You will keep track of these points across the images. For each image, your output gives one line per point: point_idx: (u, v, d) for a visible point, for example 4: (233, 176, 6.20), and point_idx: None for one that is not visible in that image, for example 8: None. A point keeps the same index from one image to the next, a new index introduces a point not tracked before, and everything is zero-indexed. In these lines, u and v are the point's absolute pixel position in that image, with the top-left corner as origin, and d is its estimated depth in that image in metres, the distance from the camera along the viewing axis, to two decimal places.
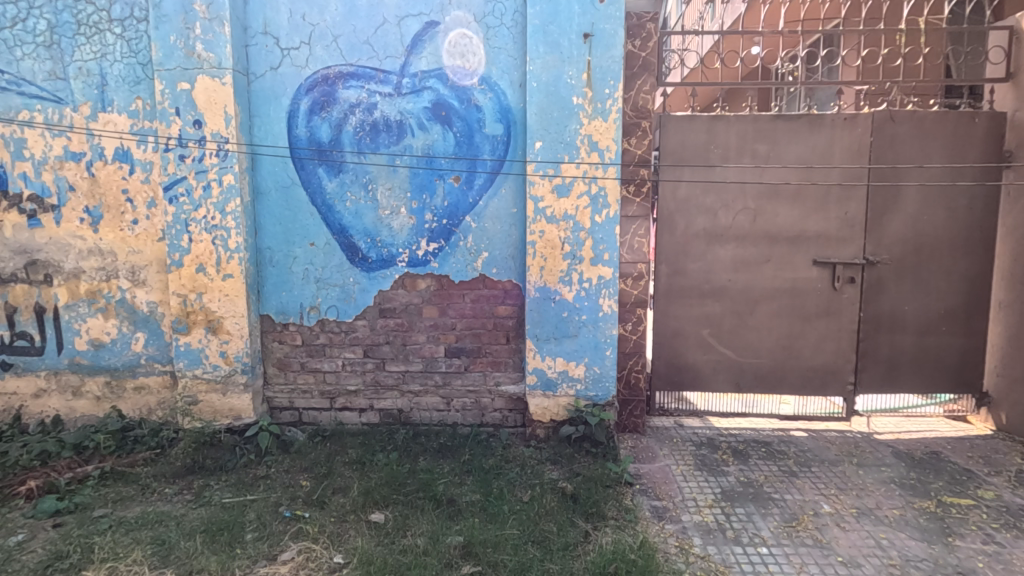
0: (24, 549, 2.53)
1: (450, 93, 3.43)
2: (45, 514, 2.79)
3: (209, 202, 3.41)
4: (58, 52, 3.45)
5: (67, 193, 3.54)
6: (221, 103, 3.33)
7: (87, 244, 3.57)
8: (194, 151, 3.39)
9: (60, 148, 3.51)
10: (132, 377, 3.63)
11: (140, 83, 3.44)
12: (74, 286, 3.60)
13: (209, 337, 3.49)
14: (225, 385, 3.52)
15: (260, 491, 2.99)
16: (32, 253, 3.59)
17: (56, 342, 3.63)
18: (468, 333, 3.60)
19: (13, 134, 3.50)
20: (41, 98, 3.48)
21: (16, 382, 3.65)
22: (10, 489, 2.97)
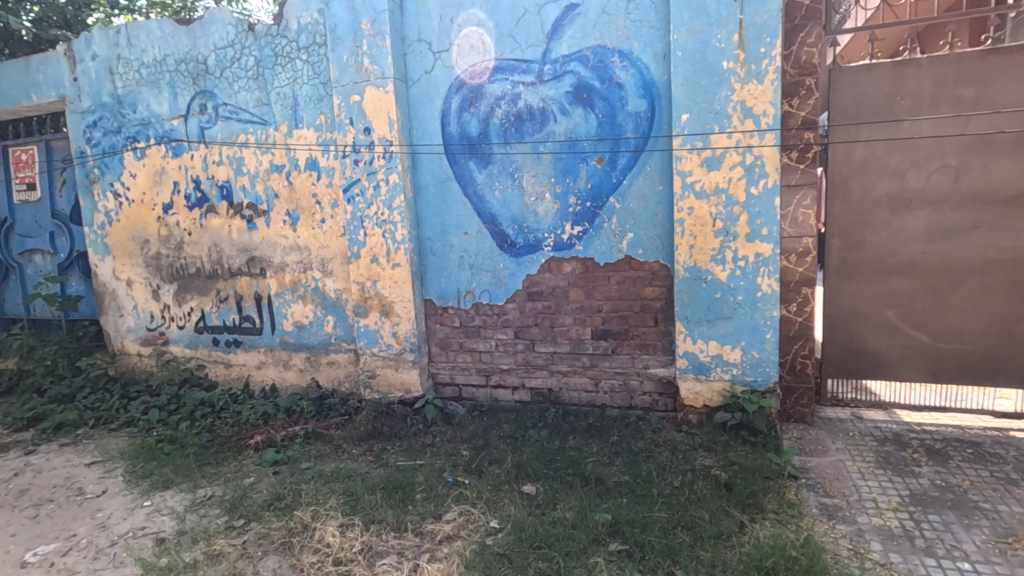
0: (254, 489, 3.12)
1: (591, 74, 3.41)
2: (267, 463, 3.42)
3: (379, 199, 3.84)
4: (263, 82, 4.14)
5: (273, 200, 4.25)
6: (385, 110, 3.72)
7: (289, 243, 4.26)
8: (365, 156, 3.84)
9: (267, 163, 4.22)
10: (325, 353, 4.26)
11: (322, 100, 3.98)
12: (281, 277, 4.32)
13: (383, 319, 3.95)
14: (397, 362, 3.96)
15: (427, 457, 3.34)
16: (251, 251, 4.38)
17: (271, 324, 4.40)
18: (614, 315, 3.58)
19: (235, 154, 4.30)
20: (253, 123, 4.22)
21: (245, 356, 4.51)
22: (244, 441, 3.70)
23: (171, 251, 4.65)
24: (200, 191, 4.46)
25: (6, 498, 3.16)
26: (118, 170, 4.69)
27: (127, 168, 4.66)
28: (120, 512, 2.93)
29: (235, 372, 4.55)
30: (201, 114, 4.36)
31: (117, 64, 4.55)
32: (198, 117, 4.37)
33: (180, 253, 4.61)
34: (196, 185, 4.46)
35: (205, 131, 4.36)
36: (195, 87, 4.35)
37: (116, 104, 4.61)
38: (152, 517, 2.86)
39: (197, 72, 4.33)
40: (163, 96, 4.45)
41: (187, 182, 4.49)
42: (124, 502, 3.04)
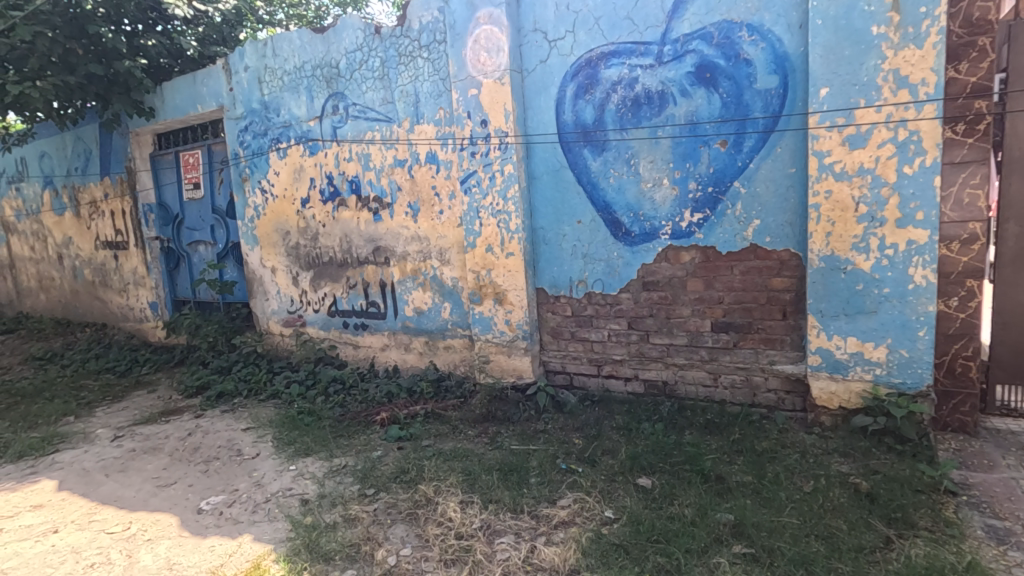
0: (382, 461, 3.37)
1: (715, 51, 3.22)
2: (392, 439, 3.67)
3: (494, 190, 3.93)
4: (388, 81, 4.40)
5: (397, 192, 4.51)
6: (502, 102, 3.80)
7: (411, 233, 4.51)
8: (482, 147, 3.95)
9: (391, 158, 4.48)
10: (442, 338, 4.48)
11: (442, 95, 4.14)
12: (403, 265, 4.59)
13: (497, 307, 4.06)
14: (510, 349, 4.06)
15: (540, 443, 3.40)
16: (376, 241, 4.70)
17: (393, 309, 4.70)
18: (737, 307, 3.38)
19: (363, 151, 4.62)
20: (379, 121, 4.50)
21: (370, 339, 4.86)
22: (371, 417, 4.00)
23: (308, 241, 5.12)
24: (333, 186, 4.85)
25: (183, 454, 3.69)
26: (265, 169, 5.24)
27: (272, 167, 5.19)
28: (272, 473, 3.31)
29: (361, 353, 4.93)
30: (333, 115, 4.73)
31: (265, 74, 5.07)
32: (332, 117, 4.75)
33: (316, 243, 5.06)
34: (329, 180, 4.87)
35: (337, 131, 4.73)
36: (329, 90, 4.73)
37: (263, 110, 5.14)
38: (298, 480, 3.19)
39: (330, 76, 4.70)
40: (302, 100, 4.89)
41: (322, 178, 4.91)
42: (275, 465, 3.42)
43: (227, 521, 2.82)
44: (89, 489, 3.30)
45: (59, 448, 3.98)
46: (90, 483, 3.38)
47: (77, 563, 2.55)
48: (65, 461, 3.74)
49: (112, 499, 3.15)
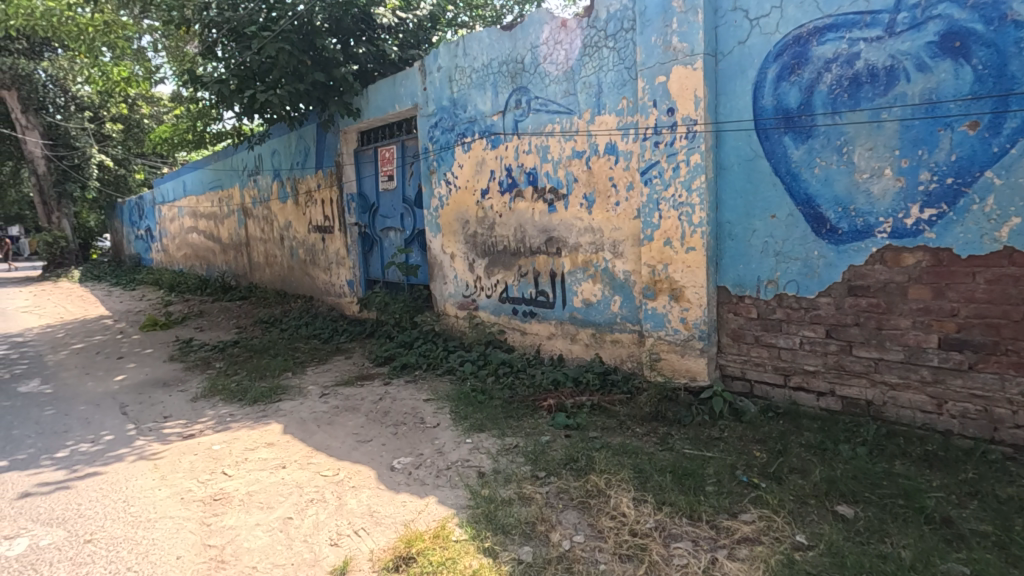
0: (550, 446, 3.44)
1: (970, 15, 2.72)
2: (559, 426, 3.72)
3: (677, 181, 3.76)
4: (571, 73, 4.44)
5: (573, 184, 4.55)
6: (692, 89, 3.61)
7: (584, 224, 4.51)
8: (666, 137, 3.80)
9: (570, 150, 4.53)
10: (610, 332, 4.43)
11: (626, 84, 4.07)
12: (575, 256, 4.62)
13: (672, 303, 3.89)
14: (684, 348, 3.86)
15: (716, 451, 3.20)
16: (550, 231, 4.79)
17: (562, 299, 4.77)
18: (977, 322, 2.82)
19: (542, 143, 4.73)
20: (559, 113, 4.57)
21: (538, 326, 5.00)
22: (538, 402, 4.11)
23: (485, 230, 5.40)
24: (511, 177, 5.05)
25: (376, 415, 4.15)
26: (450, 162, 5.64)
27: (456, 160, 5.56)
28: (451, 443, 3.57)
29: (528, 340, 5.09)
30: (516, 109, 4.92)
31: (455, 73, 5.45)
32: (514, 112, 4.94)
33: (492, 232, 5.32)
34: (508, 172, 5.08)
35: (519, 124, 4.91)
36: (513, 85, 4.92)
37: (452, 107, 5.53)
38: (474, 453, 3.40)
39: (515, 71, 4.89)
40: (487, 96, 5.17)
41: (501, 170, 5.14)
42: (453, 436, 3.68)
43: (415, 481, 3.12)
44: (306, 436, 3.87)
45: (282, 397, 4.73)
46: (306, 431, 3.97)
47: (301, 496, 3.01)
48: (287, 409, 4.44)
49: (324, 447, 3.66)
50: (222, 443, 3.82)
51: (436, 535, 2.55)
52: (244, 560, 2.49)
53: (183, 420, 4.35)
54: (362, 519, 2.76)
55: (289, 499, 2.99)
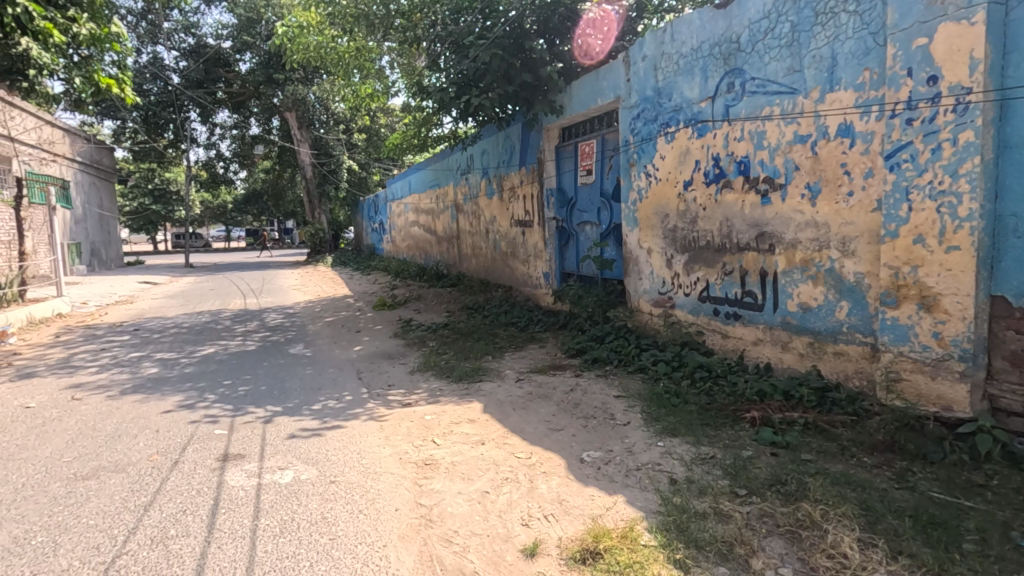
0: (753, 463, 3.12)
1: None
2: (765, 441, 3.35)
3: (938, 164, 3.09)
4: (797, 48, 3.98)
5: (793, 172, 4.04)
6: (967, 49, 2.95)
7: (806, 218, 3.98)
8: (924, 112, 3.15)
9: (791, 134, 4.03)
10: (833, 342, 3.84)
11: (869, 53, 3.49)
12: (791, 254, 4.11)
13: (922, 314, 3.22)
14: (936, 370, 3.17)
15: (979, 502, 2.57)
16: (762, 226, 4.33)
17: (774, 302, 4.28)
18: None
19: (757, 129, 4.30)
20: (781, 93, 4.11)
21: (742, 330, 4.57)
22: (739, 413, 3.77)
23: (686, 224, 5.11)
24: (719, 168, 4.68)
25: (567, 406, 4.24)
26: (651, 154, 5.46)
27: (658, 151, 5.35)
28: (642, 444, 3.47)
29: (730, 344, 4.69)
30: (728, 93, 4.54)
31: (661, 61, 5.25)
32: (725, 96, 4.57)
33: (694, 227, 5.01)
34: (715, 162, 4.72)
35: (730, 109, 4.53)
36: (726, 67, 4.56)
37: (656, 96, 5.34)
38: (666, 458, 3.26)
39: (730, 52, 4.52)
40: (696, 81, 4.87)
41: (708, 160, 4.80)
42: (644, 436, 3.58)
43: (604, 477, 3.11)
44: (502, 417, 4.14)
45: (483, 378, 5.13)
46: (503, 412, 4.23)
47: (497, 473, 3.23)
48: (487, 390, 4.79)
49: (518, 430, 3.87)
50: (433, 414, 4.29)
51: (624, 535, 2.50)
52: (448, 523, 2.76)
53: (402, 390, 5.00)
54: (552, 505, 2.85)
55: (487, 474, 3.23)
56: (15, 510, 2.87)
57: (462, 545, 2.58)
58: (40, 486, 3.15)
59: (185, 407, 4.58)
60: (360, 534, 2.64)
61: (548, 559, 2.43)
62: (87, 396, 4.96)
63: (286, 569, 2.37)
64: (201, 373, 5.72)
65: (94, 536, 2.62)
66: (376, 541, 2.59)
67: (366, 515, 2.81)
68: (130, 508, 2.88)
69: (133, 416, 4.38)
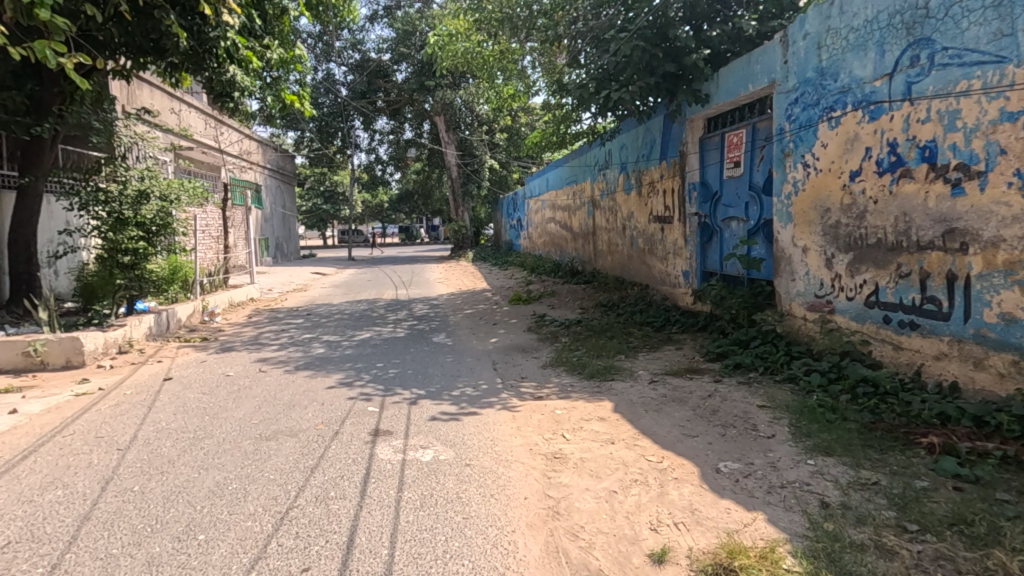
0: (930, 496, 2.70)
1: None
2: (946, 473, 2.88)
3: None
4: (1008, 8, 3.34)
5: (997, 157, 3.41)
6: None
7: (1013, 212, 3.33)
8: None
9: (996, 111, 3.40)
10: None
11: None
12: (991, 255, 3.46)
13: None
14: None
15: None
16: (951, 221, 3.70)
17: (964, 311, 3.64)
18: None
19: (948, 108, 3.68)
20: (983, 64, 3.49)
21: (921, 342, 3.96)
22: (914, 437, 3.27)
23: (852, 220, 4.55)
24: (896, 155, 4.09)
25: (704, 412, 4.02)
26: (811, 142, 4.93)
27: (819, 139, 4.82)
28: (788, 460, 3.18)
29: (904, 357, 4.09)
30: (910, 68, 3.95)
31: (826, 37, 4.72)
32: (907, 72, 3.98)
33: (861, 223, 4.44)
34: (891, 148, 4.12)
35: (912, 87, 3.93)
36: (909, 38, 3.97)
37: (818, 78, 4.82)
38: (817, 478, 2.95)
39: (915, 20, 3.93)
40: (869, 58, 4.31)
41: (882, 147, 4.21)
42: (792, 452, 3.27)
43: (743, 491, 2.90)
44: (633, 418, 4.05)
45: (615, 377, 5.07)
46: (635, 413, 4.14)
47: (626, 474, 3.18)
48: (618, 390, 4.72)
49: (650, 432, 3.76)
50: (563, 409, 4.34)
51: (763, 555, 2.32)
52: (575, 517, 2.78)
53: (535, 383, 5.13)
54: (683, 513, 2.73)
55: (616, 474, 3.19)
56: (218, 459, 3.48)
57: (588, 541, 2.58)
58: (235, 442, 3.77)
59: (345, 384, 5.16)
60: (490, 517, 2.77)
61: (677, 568, 2.34)
62: (271, 369, 5.81)
63: (424, 540, 2.57)
64: (359, 355, 6.40)
65: (273, 489, 3.07)
66: (505, 526, 2.69)
67: (497, 499, 2.95)
68: (301, 469, 3.33)
69: (304, 389, 5.04)
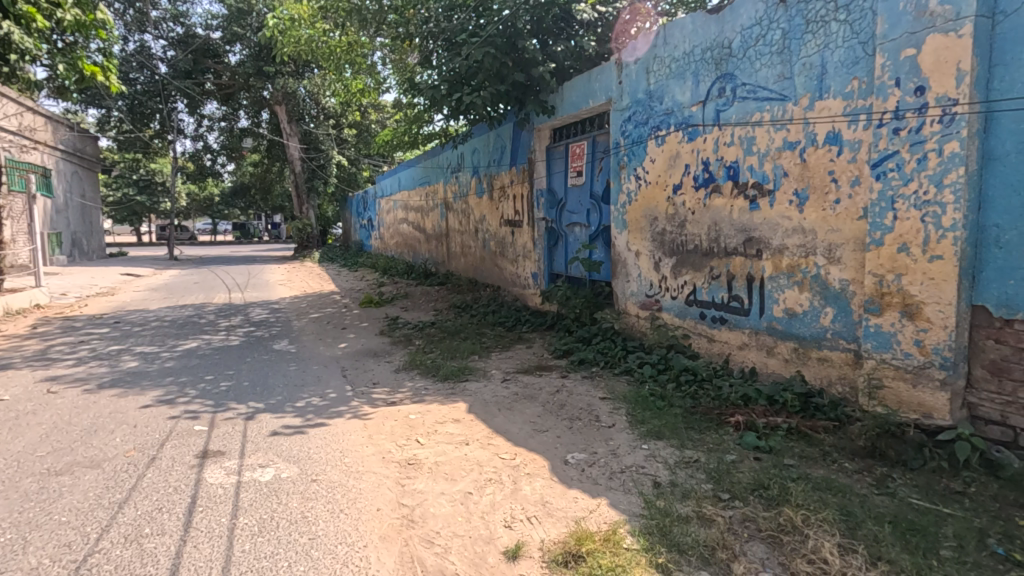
0: (737, 467, 3.13)
1: None
2: (748, 446, 3.37)
3: (923, 174, 3.14)
4: (788, 55, 4.01)
5: (781, 179, 4.07)
6: (954, 60, 3.00)
7: (793, 224, 4.01)
8: (910, 121, 3.20)
9: (781, 141, 4.07)
10: (817, 348, 3.86)
11: (859, 62, 3.54)
12: (778, 260, 4.13)
13: (904, 321, 3.25)
14: (917, 377, 3.20)
15: (957, 509, 2.63)
16: (749, 231, 4.36)
17: (759, 307, 4.31)
18: None
19: (747, 134, 4.32)
20: (770, 100, 4.15)
21: (728, 334, 4.59)
22: (724, 417, 3.78)
23: (675, 228, 5.12)
24: (708, 172, 4.70)
25: (553, 407, 4.23)
26: (642, 156, 5.46)
27: (648, 154, 5.37)
28: (626, 447, 3.47)
29: (716, 348, 4.71)
30: (719, 98, 4.57)
31: (653, 64, 5.26)
32: (716, 101, 4.59)
33: (682, 230, 5.03)
34: (705, 166, 4.73)
35: (720, 114, 4.55)
36: (717, 72, 4.59)
37: (647, 99, 5.36)
38: (650, 461, 3.26)
39: (721, 57, 4.56)
40: (687, 86, 4.90)
41: (698, 164, 4.81)
42: (629, 439, 3.58)
43: (588, 479, 3.10)
44: (487, 418, 4.11)
45: (469, 378, 5.10)
46: (488, 413, 4.21)
47: (480, 474, 3.21)
48: (472, 390, 4.77)
49: (503, 430, 3.85)
50: (417, 413, 4.26)
51: (607, 538, 2.49)
52: (430, 523, 2.73)
53: (387, 388, 4.96)
54: (535, 507, 2.83)
55: (470, 475, 3.21)
56: None
57: (444, 546, 2.55)
58: (11, 481, 3.07)
59: (164, 402, 4.50)
60: (340, 534, 2.61)
61: (530, 562, 2.41)
62: (63, 389, 4.86)
63: (264, 569, 2.33)
64: (182, 368, 5.63)
65: (66, 533, 2.55)
66: (356, 542, 2.55)
67: (347, 514, 2.78)
68: (104, 506, 2.81)
69: (111, 411, 4.29)
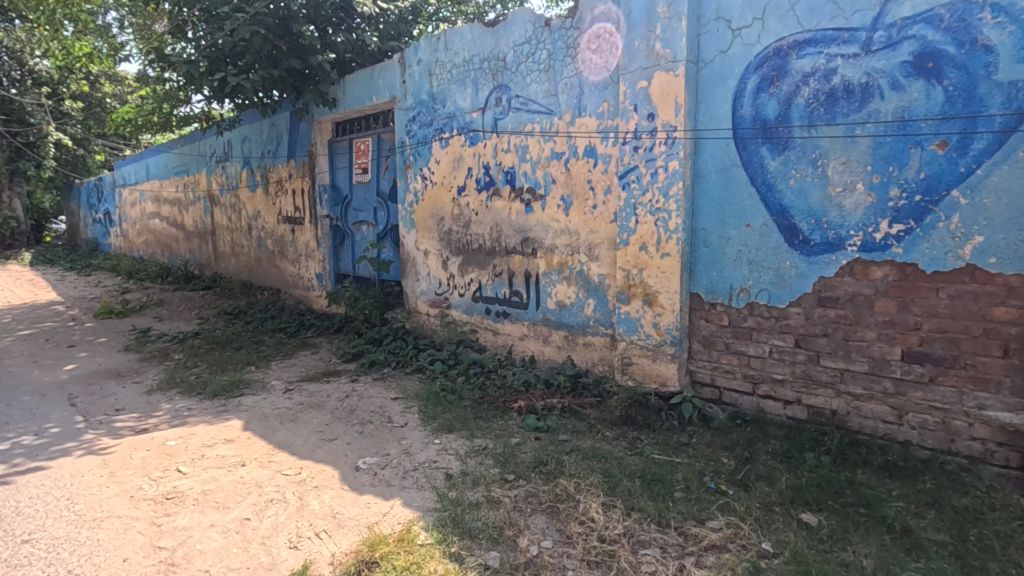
0: (520, 449, 3.40)
1: (944, 37, 2.84)
2: (530, 428, 3.68)
3: (655, 186, 3.80)
4: (552, 74, 4.47)
5: (550, 185, 4.53)
6: (673, 94, 3.67)
7: (560, 226, 4.49)
8: (645, 142, 3.84)
9: (549, 151, 4.52)
10: (582, 334, 4.40)
11: (607, 87, 4.11)
12: (550, 258, 4.59)
13: (645, 308, 3.90)
14: (655, 354, 3.87)
15: (684, 457, 3.27)
16: (526, 231, 4.75)
17: (535, 300, 4.73)
18: (938, 336, 2.92)
19: (521, 143, 4.71)
20: (540, 113, 4.57)
21: (510, 327, 4.94)
22: (509, 404, 4.06)
23: (460, 227, 5.32)
24: (489, 175, 4.99)
25: (342, 413, 4.04)
26: (427, 157, 5.55)
27: (433, 155, 5.47)
28: (419, 444, 3.50)
29: (500, 340, 5.03)
30: (496, 107, 4.89)
31: (436, 67, 5.38)
32: (494, 109, 4.90)
33: (467, 230, 5.25)
34: (486, 170, 5.01)
35: (498, 122, 4.87)
36: (494, 82, 4.90)
37: (431, 101, 5.45)
38: (442, 455, 3.34)
39: (497, 69, 4.87)
40: (467, 92, 5.12)
41: (479, 168, 5.07)
42: (421, 436, 3.61)
43: (381, 482, 3.04)
44: (267, 433, 3.74)
45: (244, 392, 4.57)
46: (269, 427, 3.84)
47: (260, 496, 2.90)
48: (248, 405, 4.28)
49: (287, 445, 3.54)
50: (178, 438, 3.66)
51: (401, 538, 2.47)
52: (197, 563, 2.38)
53: (136, 414, 4.16)
54: (324, 521, 2.67)
55: (248, 499, 2.88)
56: None
57: None
58: None
59: None
60: None
61: None
62: None
63: None
64: None
65: None
66: None
67: None
68: None
69: None
